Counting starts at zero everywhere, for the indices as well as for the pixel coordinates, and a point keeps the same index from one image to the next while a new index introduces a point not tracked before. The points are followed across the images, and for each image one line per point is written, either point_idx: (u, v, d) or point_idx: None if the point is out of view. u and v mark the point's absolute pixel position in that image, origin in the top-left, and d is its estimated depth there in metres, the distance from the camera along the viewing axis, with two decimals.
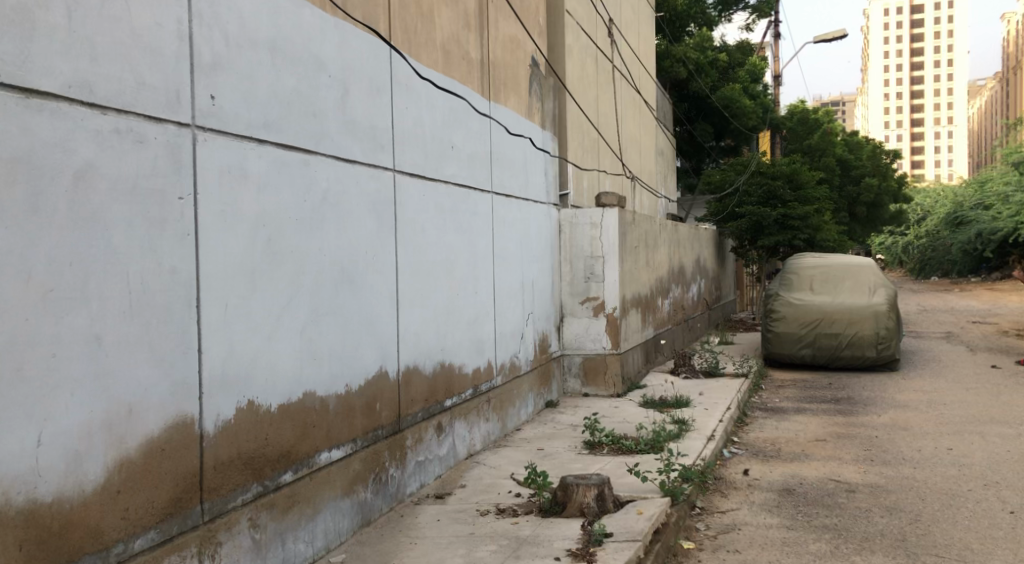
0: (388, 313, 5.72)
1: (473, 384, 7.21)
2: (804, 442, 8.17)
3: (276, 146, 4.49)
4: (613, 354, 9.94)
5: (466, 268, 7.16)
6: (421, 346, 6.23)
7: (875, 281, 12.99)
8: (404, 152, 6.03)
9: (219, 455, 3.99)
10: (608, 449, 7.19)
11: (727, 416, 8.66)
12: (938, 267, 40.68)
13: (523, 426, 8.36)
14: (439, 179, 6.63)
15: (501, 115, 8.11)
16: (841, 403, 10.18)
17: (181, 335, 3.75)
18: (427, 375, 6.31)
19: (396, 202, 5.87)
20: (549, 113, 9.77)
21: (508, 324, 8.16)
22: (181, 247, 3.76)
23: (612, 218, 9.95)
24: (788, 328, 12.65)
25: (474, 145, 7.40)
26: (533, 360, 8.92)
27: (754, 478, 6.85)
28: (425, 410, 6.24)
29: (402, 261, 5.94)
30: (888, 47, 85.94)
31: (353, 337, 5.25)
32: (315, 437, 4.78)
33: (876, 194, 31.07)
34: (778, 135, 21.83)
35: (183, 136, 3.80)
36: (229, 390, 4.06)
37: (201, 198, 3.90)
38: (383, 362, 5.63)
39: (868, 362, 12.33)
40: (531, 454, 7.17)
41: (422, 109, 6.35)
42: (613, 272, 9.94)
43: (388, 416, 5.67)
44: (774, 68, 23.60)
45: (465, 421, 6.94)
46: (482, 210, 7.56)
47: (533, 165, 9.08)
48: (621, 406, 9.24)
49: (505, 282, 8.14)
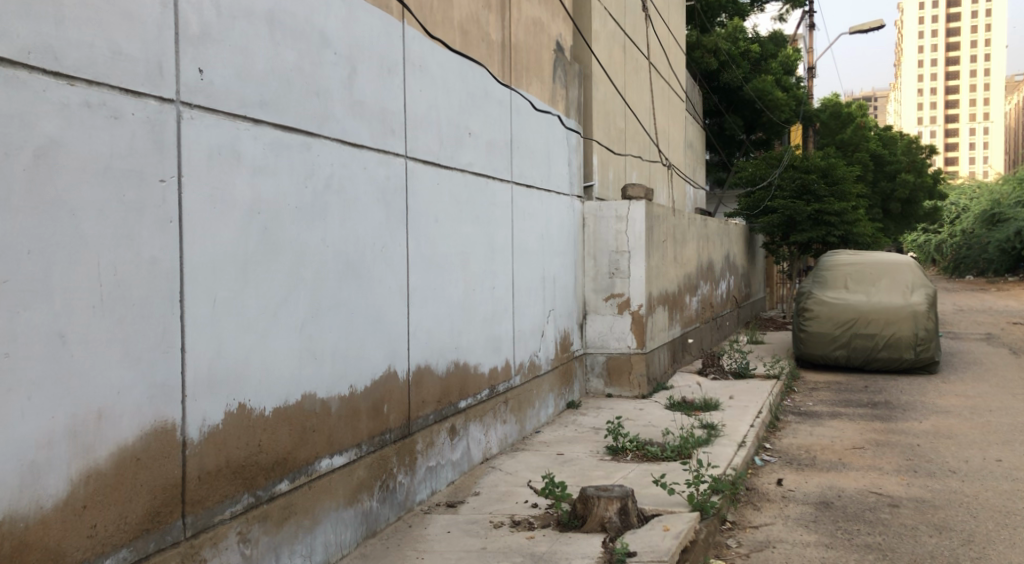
0: (398, 309, 5.35)
1: (490, 384, 6.83)
2: (841, 450, 7.72)
3: (273, 127, 4.12)
4: (638, 354, 9.53)
5: (483, 261, 6.77)
6: (434, 344, 5.86)
7: (913, 280, 12.43)
8: (417, 138, 5.65)
9: (206, 464, 3.63)
10: (632, 455, 6.80)
11: (759, 421, 8.23)
12: (974, 266, 39.83)
13: (543, 428, 7.99)
14: (454, 167, 6.25)
15: (523, 101, 7.72)
16: (878, 408, 9.70)
17: (161, 332, 3.40)
18: (440, 375, 5.95)
19: (407, 190, 5.49)
20: (574, 101, 9.35)
21: (527, 321, 7.76)
22: (161, 235, 3.40)
23: (639, 211, 9.52)
24: (821, 328, 12.16)
25: (494, 132, 7.01)
26: (554, 359, 8.53)
27: (788, 490, 6.42)
28: (437, 412, 5.87)
29: (413, 254, 5.57)
30: (923, 41, 84.60)
31: (359, 333, 4.88)
32: (316, 443, 4.43)
33: (911, 190, 30.36)
34: (811, 129, 21.25)
35: (166, 112, 3.44)
36: (217, 393, 3.71)
37: (185, 181, 3.54)
38: (392, 362, 5.26)
39: (905, 365, 11.82)
40: (550, 460, 6.79)
41: (438, 93, 5.97)
42: (639, 267, 9.50)
43: (397, 419, 5.30)
44: (808, 60, 23.04)
45: (480, 424, 6.57)
46: (501, 200, 7.17)
47: (557, 154, 8.67)
48: (647, 408, 8.83)
49: (525, 277, 7.75)
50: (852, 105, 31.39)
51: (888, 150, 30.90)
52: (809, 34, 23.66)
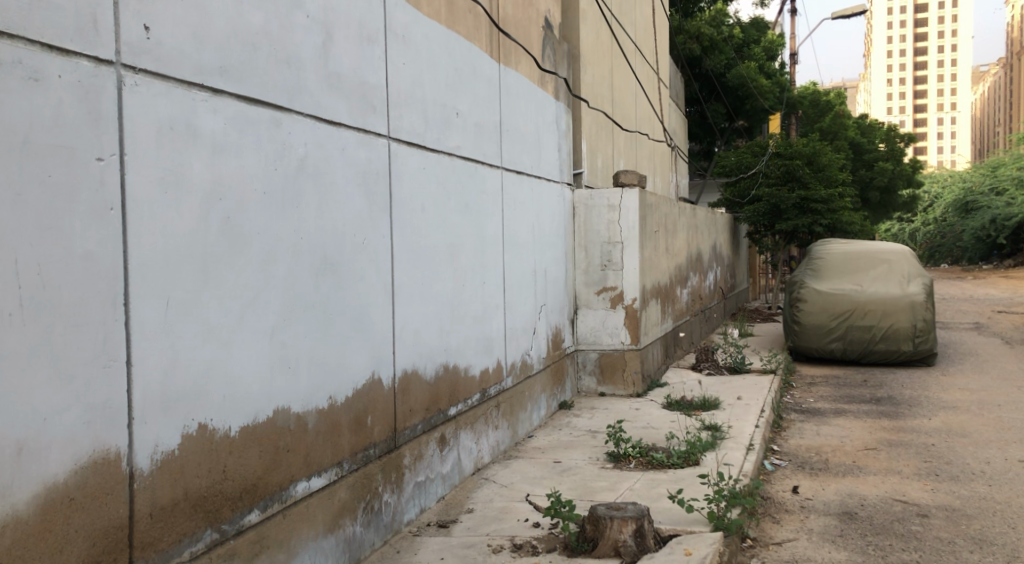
0: (382, 309, 4.77)
1: (481, 388, 6.28)
2: (853, 451, 7.24)
3: (237, 99, 3.53)
4: (632, 350, 9.01)
5: (474, 254, 6.21)
6: (421, 346, 5.29)
7: (909, 268, 11.98)
8: (401, 118, 5.07)
9: (159, 499, 3.04)
10: (636, 463, 6.27)
11: (764, 421, 7.74)
12: (950, 254, 39.82)
13: (535, 432, 7.44)
14: (441, 151, 5.67)
15: (511, 81, 7.16)
16: (883, 404, 9.25)
17: (102, 342, 2.82)
18: (429, 381, 5.38)
19: (390, 175, 4.91)
20: (563, 82, 8.80)
21: (518, 318, 7.21)
22: (99, 224, 2.81)
23: (632, 199, 9.00)
24: (816, 320, 11.70)
25: (482, 114, 6.44)
26: (545, 358, 7.99)
27: (806, 499, 5.91)
28: (426, 421, 5.30)
29: (398, 247, 4.99)
30: (894, 31, 85.01)
31: (339, 337, 4.30)
32: (290, 464, 3.85)
33: (890, 178, 30.10)
34: (794, 116, 20.87)
35: (104, 77, 2.85)
36: (172, 412, 3.12)
37: (130, 160, 2.94)
38: (376, 368, 4.69)
39: (903, 357, 11.41)
40: (548, 469, 6.24)
41: (423, 68, 5.39)
42: (633, 259, 8.98)
43: (382, 432, 4.73)
44: (790, 46, 22.67)
45: (471, 432, 6.02)
46: (491, 188, 6.61)
47: (546, 139, 8.13)
48: (644, 408, 8.32)
49: (516, 270, 7.20)
50: (831, 92, 31.08)
51: (866, 138, 30.64)
52: (790, 19, 23.25)
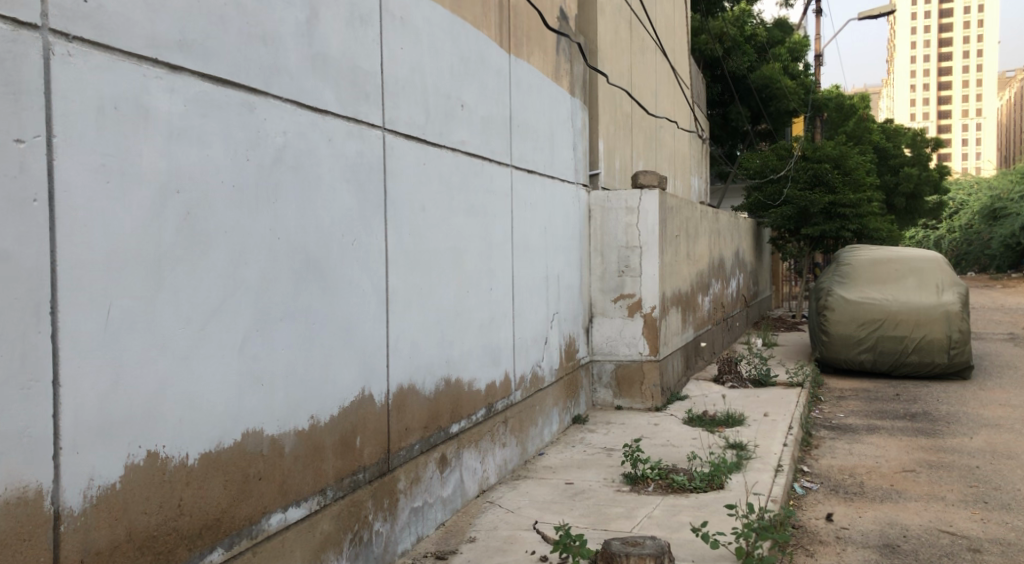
0: (374, 317, 4.31)
1: (486, 403, 5.82)
2: (889, 474, 6.71)
3: (200, 76, 3.07)
4: (651, 361, 8.52)
5: (479, 258, 5.75)
6: (419, 358, 4.83)
7: (941, 275, 11.38)
8: (397, 108, 4.61)
9: (95, 543, 2.59)
10: (655, 486, 5.80)
11: (793, 439, 7.23)
12: (977, 261, 38.96)
13: (546, 450, 6.97)
14: (443, 146, 5.21)
15: (523, 75, 6.70)
16: (918, 420, 8.70)
17: (18, 357, 2.38)
18: (428, 396, 4.92)
19: (385, 169, 4.45)
20: (579, 78, 8.33)
21: (528, 328, 6.75)
22: (14, 219, 2.38)
23: (652, 201, 8.51)
24: (845, 329, 11.11)
25: (490, 107, 5.97)
26: (558, 369, 7.51)
27: (842, 528, 5.40)
28: (424, 440, 4.85)
29: (394, 249, 4.54)
30: (918, 37, 83.98)
31: (323, 349, 3.84)
32: (263, 494, 3.38)
33: (916, 184, 29.38)
34: (819, 118, 20.31)
35: (27, 45, 2.42)
36: (114, 439, 2.66)
37: (60, 143, 2.50)
38: (367, 383, 4.24)
39: (937, 369, 10.83)
40: (559, 491, 5.76)
41: (424, 55, 4.93)
42: (652, 265, 8.49)
43: (373, 454, 4.27)
44: (815, 47, 22.09)
45: (474, 451, 5.55)
46: (499, 187, 6.15)
47: (560, 137, 7.67)
48: (663, 424, 7.83)
49: (526, 276, 6.73)
50: (855, 95, 30.38)
51: (891, 142, 29.94)
52: (815, 20, 22.68)
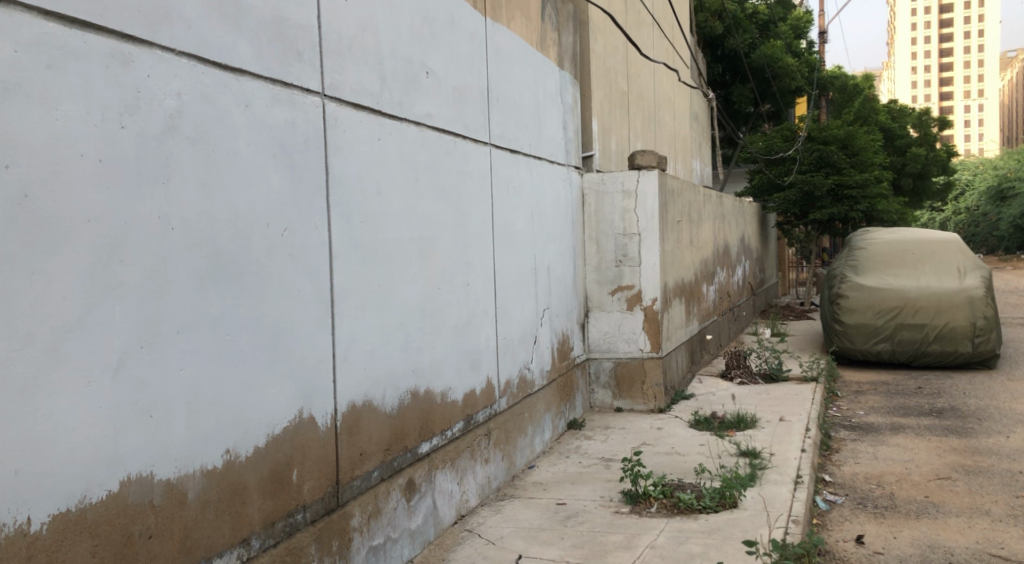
0: (314, 323, 3.57)
1: (464, 415, 5.08)
2: (922, 482, 5.96)
3: (42, 15, 2.35)
4: (652, 359, 7.78)
5: (453, 250, 5.00)
6: (377, 369, 4.09)
7: (962, 257, 10.58)
8: (342, 71, 3.86)
9: None
10: (659, 506, 5.06)
11: (812, 444, 6.48)
12: (985, 243, 38.07)
13: (536, 462, 6.24)
14: (405, 119, 4.46)
15: (503, 42, 5.95)
16: (947, 416, 7.95)
17: None
18: (389, 412, 4.18)
19: (327, 144, 3.71)
20: (567, 49, 7.55)
21: (514, 326, 6.01)
22: None
23: (651, 183, 7.75)
24: (861, 318, 10.34)
25: (463, 77, 5.22)
26: (549, 371, 6.77)
27: (876, 554, 4.67)
28: (384, 465, 4.11)
29: (341, 241, 3.79)
30: (919, 18, 82.87)
31: (242, 367, 3.10)
32: (157, 555, 2.65)
33: (924, 164, 28.49)
34: (825, 97, 19.48)
35: None
36: None
37: None
38: (307, 405, 3.50)
39: (961, 359, 10.07)
40: (548, 515, 5.02)
41: (376, 10, 4.17)
42: (652, 254, 7.73)
43: (316, 488, 3.54)
44: (819, 23, 21.27)
45: (448, 472, 4.82)
46: (476, 168, 5.40)
47: (548, 114, 6.92)
48: (667, 428, 7.10)
49: (511, 269, 5.99)
50: (860, 74, 29.49)
51: (897, 122, 29.05)
52: None
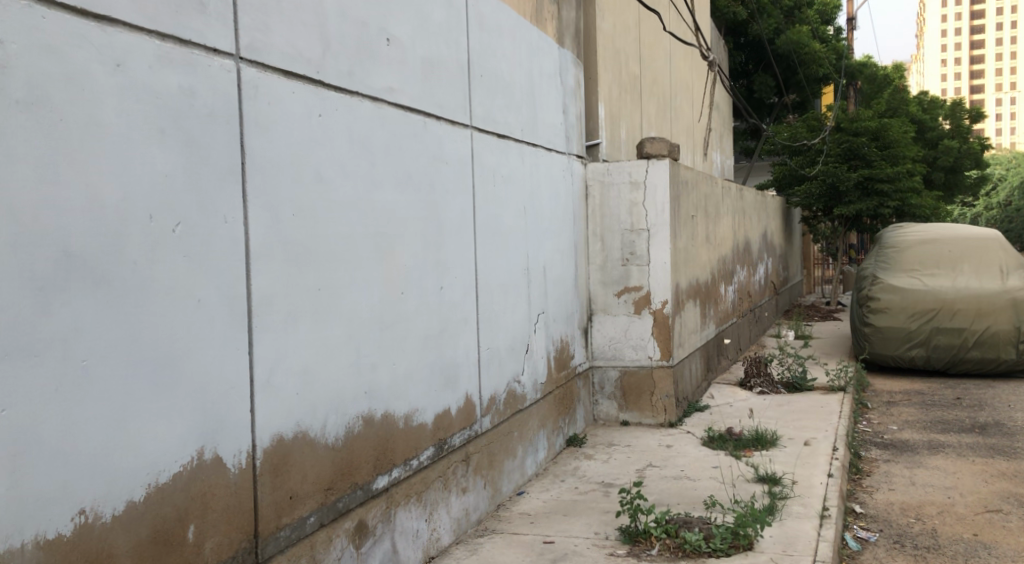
0: (222, 340, 2.87)
1: (435, 440, 4.38)
2: (968, 516, 5.19)
3: None
4: (662, 368, 7.04)
5: (422, 247, 4.30)
6: (316, 394, 3.38)
7: (1003, 255, 9.73)
8: (268, 29, 3.16)
9: None
10: (663, 548, 4.33)
11: (840, 468, 5.72)
12: None
13: (527, 487, 5.52)
14: (358, 93, 3.76)
15: (488, 11, 5.22)
16: (992, 433, 7.15)
17: None
18: (333, 443, 3.49)
19: (244, 120, 3.01)
20: (568, 23, 6.82)
21: (501, 334, 5.29)
22: None
23: (661, 174, 7.00)
24: (892, 322, 9.51)
25: (436, 48, 4.50)
26: (545, 382, 6.05)
27: None
28: (325, 508, 3.41)
29: (264, 240, 3.09)
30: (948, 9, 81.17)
31: (110, 400, 2.43)
32: None
33: (956, 157, 27.44)
34: (854, 85, 18.59)
35: None
36: None
37: None
38: (213, 443, 2.82)
39: (1003, 367, 9.25)
40: (531, 558, 4.29)
41: None
42: (663, 252, 6.98)
43: (224, 546, 2.85)
44: (847, 10, 20.37)
45: (413, 509, 4.11)
46: (452, 153, 4.68)
47: (544, 96, 6.19)
48: (677, 447, 6.35)
49: (498, 270, 5.27)
50: (889, 65, 28.49)
51: (927, 115, 28.02)
52: None
